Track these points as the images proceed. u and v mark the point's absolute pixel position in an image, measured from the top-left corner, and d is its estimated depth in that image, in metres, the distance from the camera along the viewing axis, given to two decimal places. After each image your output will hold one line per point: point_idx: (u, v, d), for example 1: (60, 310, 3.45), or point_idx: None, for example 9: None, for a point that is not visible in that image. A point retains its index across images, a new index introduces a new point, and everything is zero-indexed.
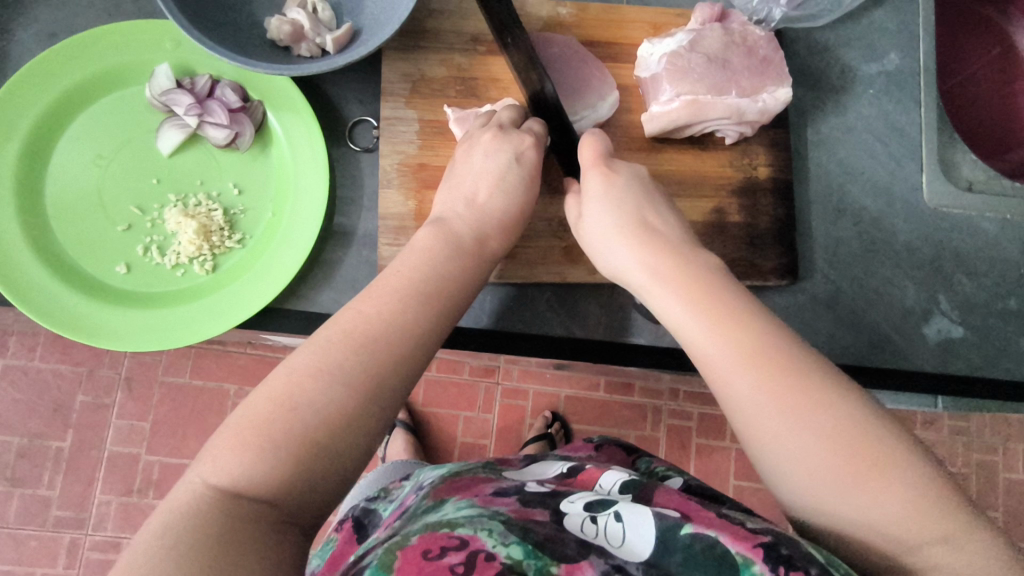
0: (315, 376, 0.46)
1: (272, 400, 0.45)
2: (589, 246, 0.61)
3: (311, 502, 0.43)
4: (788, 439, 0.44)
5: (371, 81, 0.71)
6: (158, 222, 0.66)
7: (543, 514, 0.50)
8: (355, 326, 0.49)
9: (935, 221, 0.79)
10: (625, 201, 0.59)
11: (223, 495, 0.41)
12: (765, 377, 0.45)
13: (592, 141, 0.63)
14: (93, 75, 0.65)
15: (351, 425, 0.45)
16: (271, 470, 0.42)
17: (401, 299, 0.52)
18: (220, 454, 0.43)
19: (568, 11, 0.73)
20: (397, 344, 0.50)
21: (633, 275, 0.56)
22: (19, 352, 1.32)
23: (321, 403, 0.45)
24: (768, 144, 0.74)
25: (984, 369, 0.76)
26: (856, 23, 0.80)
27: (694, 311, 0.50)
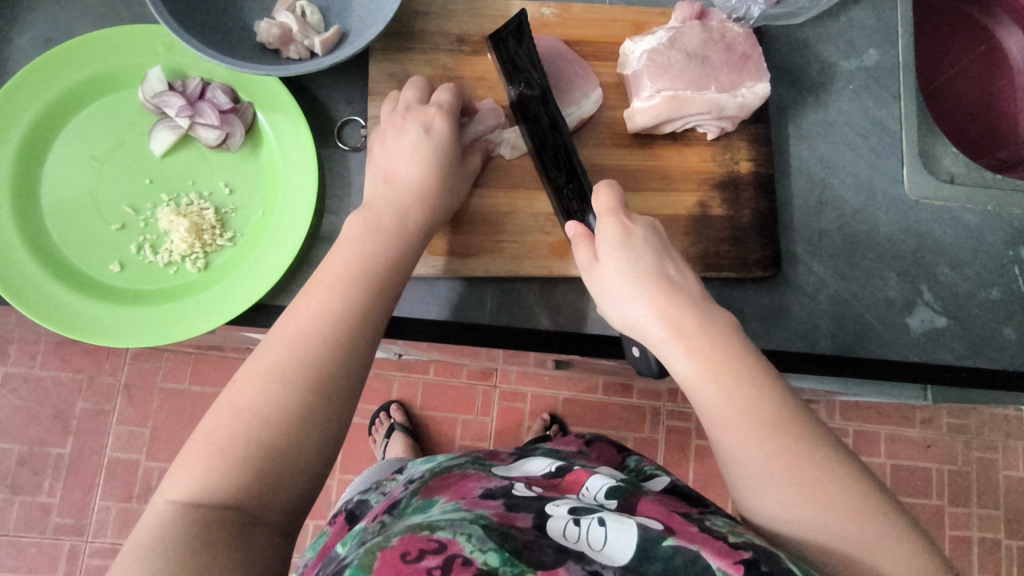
0: (259, 383, 0.50)
1: (219, 417, 0.49)
2: (601, 295, 0.59)
3: (277, 501, 0.47)
4: (795, 505, 0.46)
5: (359, 82, 0.73)
6: (151, 221, 0.67)
7: (526, 518, 0.52)
8: (294, 331, 0.53)
9: (917, 213, 0.80)
10: (645, 258, 0.58)
11: (186, 507, 0.45)
12: (774, 446, 0.48)
13: (608, 188, 0.61)
14: (86, 79, 0.67)
15: (297, 417, 0.49)
16: (232, 479, 0.46)
17: (333, 292, 0.55)
18: (179, 473, 0.47)
19: (551, 11, 0.75)
20: (336, 338, 0.53)
21: (649, 332, 0.56)
22: (20, 360, 1.33)
23: (265, 406, 0.49)
24: (749, 138, 0.75)
25: (968, 359, 0.77)
26: (835, 20, 0.82)
27: (710, 377, 0.51)
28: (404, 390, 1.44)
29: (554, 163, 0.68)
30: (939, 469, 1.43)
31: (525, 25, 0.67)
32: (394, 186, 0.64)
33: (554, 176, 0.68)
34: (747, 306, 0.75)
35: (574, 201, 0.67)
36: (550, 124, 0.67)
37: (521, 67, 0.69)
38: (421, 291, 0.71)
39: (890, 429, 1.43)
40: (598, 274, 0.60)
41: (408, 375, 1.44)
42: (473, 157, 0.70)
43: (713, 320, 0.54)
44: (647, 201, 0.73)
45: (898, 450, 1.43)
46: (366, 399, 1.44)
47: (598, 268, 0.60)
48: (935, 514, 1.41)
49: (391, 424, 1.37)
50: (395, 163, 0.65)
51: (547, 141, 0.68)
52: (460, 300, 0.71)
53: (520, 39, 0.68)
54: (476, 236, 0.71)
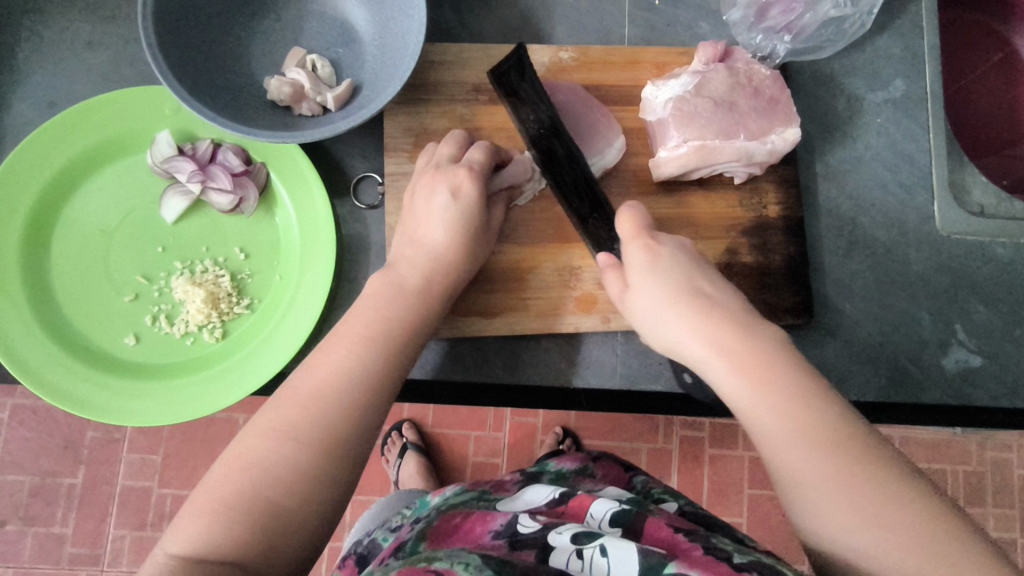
0: (268, 438, 0.49)
1: (228, 466, 0.48)
2: (638, 319, 0.61)
3: (279, 558, 0.45)
4: (846, 516, 0.44)
5: (373, 135, 0.70)
6: (165, 291, 0.65)
7: (529, 552, 0.51)
8: (305, 387, 0.52)
9: (948, 249, 0.78)
10: (674, 275, 0.60)
11: (184, 560, 0.43)
12: (822, 456, 0.46)
13: (638, 205, 0.65)
14: (94, 145, 0.64)
15: (306, 479, 0.48)
16: (234, 535, 0.45)
17: (354, 351, 0.55)
18: (180, 526, 0.45)
19: (569, 55, 0.72)
20: (350, 397, 0.52)
21: (688, 349, 0.56)
22: (27, 392, 1.32)
23: (277, 462, 0.48)
24: (777, 181, 0.73)
25: (1005, 399, 0.75)
26: (860, 51, 0.79)
27: (755, 389, 0.50)
28: (416, 409, 1.43)
29: (576, 195, 0.69)
30: (954, 471, 1.41)
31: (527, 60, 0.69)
32: (421, 250, 0.63)
33: (577, 207, 0.69)
34: None
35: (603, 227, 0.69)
36: (566, 157, 0.70)
37: (525, 100, 0.70)
38: (440, 346, 0.68)
39: (904, 433, 1.42)
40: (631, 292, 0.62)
41: None
42: (495, 208, 0.68)
43: (750, 334, 0.54)
44: None
45: (913, 453, 1.41)
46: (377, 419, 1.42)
47: (631, 292, 0.62)
48: None
49: (404, 444, 1.36)
50: (419, 225, 0.65)
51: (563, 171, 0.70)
52: (481, 354, 0.69)
53: (522, 75, 0.69)
54: (499, 295, 0.69)
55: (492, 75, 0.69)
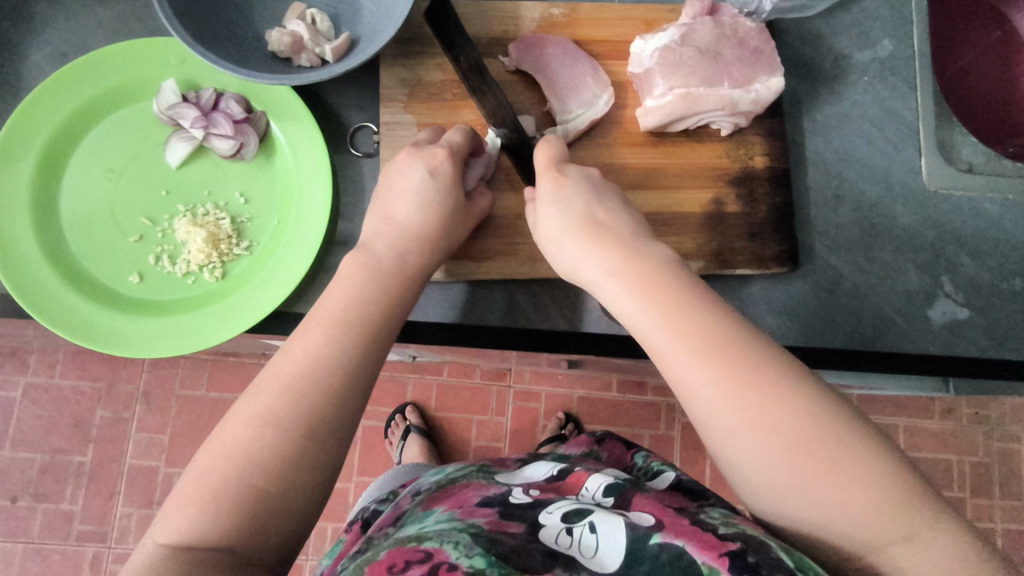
0: (251, 426, 0.49)
1: (210, 457, 0.48)
2: (542, 244, 0.61)
3: (268, 543, 0.46)
4: (728, 420, 0.47)
5: (370, 87, 0.73)
6: (168, 232, 0.68)
7: (519, 525, 0.52)
8: (284, 376, 0.51)
9: (935, 204, 0.79)
10: (576, 204, 0.59)
11: (178, 549, 0.44)
12: (704, 364, 0.48)
13: (550, 142, 0.64)
14: (103, 93, 0.67)
15: (291, 462, 0.48)
16: (225, 524, 0.45)
17: (326, 334, 0.53)
18: (171, 514, 0.46)
19: (560, 12, 0.74)
20: (325, 385, 0.51)
21: (585, 272, 0.57)
22: (39, 371, 1.35)
23: (259, 449, 0.48)
24: (763, 133, 0.75)
25: (992, 351, 0.76)
26: (847, 12, 0.81)
27: (648, 303, 0.51)
28: (419, 392, 1.44)
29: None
30: (960, 461, 1.41)
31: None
32: (397, 230, 0.61)
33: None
34: (768, 304, 0.75)
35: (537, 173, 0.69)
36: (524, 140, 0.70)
37: (488, 83, 0.70)
38: (435, 291, 0.71)
39: (908, 421, 1.41)
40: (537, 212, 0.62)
41: (422, 377, 1.44)
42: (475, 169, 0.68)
43: (646, 255, 0.54)
44: (663, 201, 0.73)
45: (918, 442, 1.41)
46: (381, 401, 1.43)
47: (539, 222, 0.62)
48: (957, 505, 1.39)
49: (407, 427, 1.36)
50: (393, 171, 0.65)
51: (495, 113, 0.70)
52: (474, 299, 0.71)
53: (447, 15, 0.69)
54: (490, 240, 0.71)
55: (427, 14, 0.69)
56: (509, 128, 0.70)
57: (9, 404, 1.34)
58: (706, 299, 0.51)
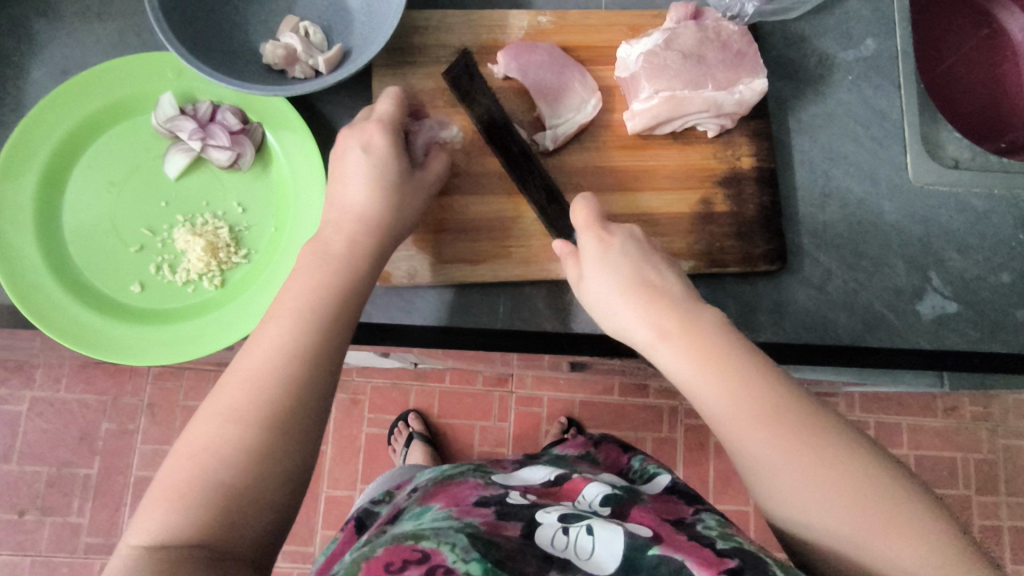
0: (216, 424, 0.50)
1: (179, 458, 0.49)
2: (592, 305, 0.62)
3: (244, 536, 0.47)
4: (794, 488, 0.48)
5: (363, 97, 0.74)
6: (168, 242, 0.70)
7: (515, 527, 0.53)
8: (244, 376, 0.52)
9: (922, 200, 0.80)
10: (625, 266, 0.61)
11: (149, 550, 0.44)
12: (790, 451, 0.48)
13: (585, 202, 0.64)
14: (103, 107, 0.69)
15: (257, 456, 0.49)
16: (196, 520, 0.46)
17: (286, 330, 0.55)
18: (142, 521, 0.46)
19: (547, 19, 0.76)
20: (286, 376, 0.53)
21: (637, 334, 0.58)
22: (46, 385, 1.37)
23: (224, 444, 0.49)
24: (750, 134, 0.76)
25: (982, 343, 0.77)
26: (830, 13, 0.82)
27: (699, 368, 0.53)
28: (421, 399, 1.45)
29: (523, 161, 0.72)
30: (964, 458, 1.41)
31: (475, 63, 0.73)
32: (355, 217, 0.63)
33: (523, 172, 0.72)
34: (758, 301, 0.76)
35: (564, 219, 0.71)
36: (503, 128, 0.73)
37: (471, 77, 0.73)
38: (432, 294, 0.72)
39: (912, 419, 1.42)
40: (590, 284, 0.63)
41: (424, 384, 1.45)
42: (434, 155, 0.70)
43: (696, 318, 0.56)
44: (652, 202, 0.74)
45: (921, 440, 1.41)
46: (383, 408, 1.44)
47: (585, 282, 0.63)
48: (963, 504, 1.39)
49: (410, 433, 1.37)
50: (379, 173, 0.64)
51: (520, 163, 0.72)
52: (468, 302, 0.72)
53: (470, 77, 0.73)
54: (483, 243, 0.72)
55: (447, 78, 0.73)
56: (490, 117, 0.73)
57: (16, 418, 1.35)
58: (756, 363, 0.52)
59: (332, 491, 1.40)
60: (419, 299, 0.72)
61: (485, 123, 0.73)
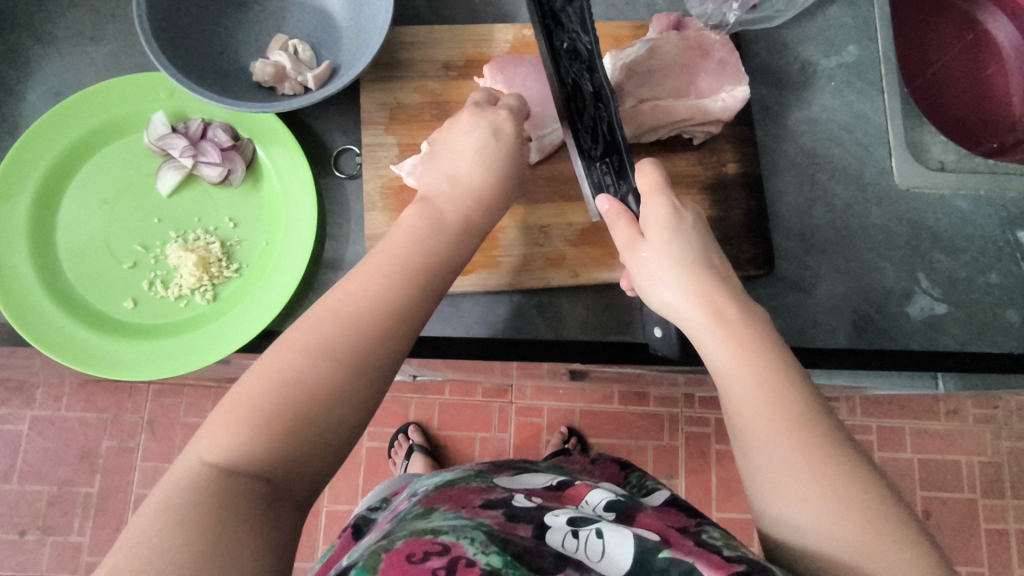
0: (304, 354, 0.47)
1: (265, 378, 0.46)
2: (639, 274, 0.58)
3: (307, 477, 0.45)
4: (805, 509, 0.45)
5: (352, 111, 0.76)
6: (160, 258, 0.70)
7: (526, 526, 0.52)
8: (344, 317, 0.50)
9: (908, 203, 0.80)
10: (689, 246, 0.57)
11: (218, 471, 0.41)
12: (818, 479, 0.45)
13: (652, 165, 0.59)
14: (96, 127, 0.70)
15: (338, 398, 0.47)
16: (270, 449, 0.43)
17: (388, 279, 0.53)
18: (215, 430, 0.43)
19: (532, 32, 0.77)
20: (383, 327, 0.50)
21: (686, 314, 0.54)
22: (46, 404, 1.37)
23: (315, 377, 0.46)
24: (734, 140, 0.78)
25: (971, 344, 0.77)
26: (812, 21, 0.84)
27: (743, 362, 0.50)
28: (421, 411, 1.45)
29: (591, 135, 0.63)
30: (968, 461, 1.40)
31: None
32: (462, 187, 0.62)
33: (589, 147, 0.64)
34: None
35: (610, 177, 0.65)
36: (593, 94, 0.63)
37: (565, 26, 0.60)
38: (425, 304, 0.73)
39: (915, 423, 1.41)
40: (640, 253, 0.58)
41: (423, 397, 1.45)
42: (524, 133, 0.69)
43: (755, 320, 0.53)
44: None
45: (925, 444, 1.41)
46: (383, 422, 1.44)
47: (640, 247, 0.58)
48: (968, 507, 1.38)
49: (410, 446, 1.37)
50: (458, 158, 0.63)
51: (586, 109, 0.63)
52: (460, 311, 0.74)
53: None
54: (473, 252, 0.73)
55: None
56: (566, 75, 0.61)
57: (17, 438, 1.36)
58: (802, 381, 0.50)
59: (333, 505, 1.40)
60: None
61: (561, 83, 0.60)
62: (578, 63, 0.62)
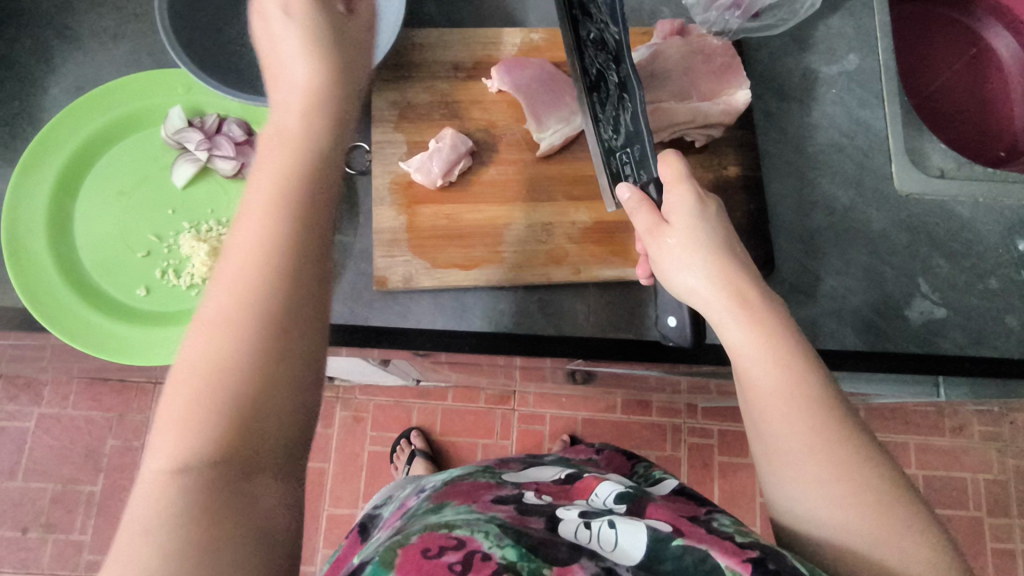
0: (208, 333, 0.38)
1: (183, 372, 0.37)
2: (659, 258, 0.58)
3: (272, 446, 0.37)
4: (822, 490, 0.46)
5: (363, 110, 0.78)
6: (174, 248, 0.72)
7: (538, 521, 0.52)
8: (240, 267, 0.40)
9: (907, 208, 0.82)
10: (713, 230, 0.57)
11: (175, 475, 0.35)
12: (833, 465, 0.46)
13: (675, 155, 0.58)
14: (115, 120, 0.73)
15: (269, 349, 0.38)
16: (214, 432, 0.36)
17: (275, 201, 0.42)
18: (156, 440, 0.36)
19: (539, 36, 0.79)
20: (273, 254, 0.41)
21: (709, 298, 0.54)
22: (53, 402, 1.39)
23: (230, 345, 0.38)
24: (735, 144, 0.80)
25: (971, 348, 0.78)
26: (813, 30, 0.85)
27: (766, 345, 0.50)
28: (424, 417, 1.45)
29: (612, 125, 0.65)
30: (974, 479, 1.39)
31: None
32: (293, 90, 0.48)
33: (609, 137, 0.65)
34: None
35: (631, 167, 0.66)
36: (618, 84, 0.64)
37: (595, 17, 0.63)
38: (434, 300, 0.75)
39: (920, 438, 1.41)
40: (663, 239, 0.59)
41: (426, 402, 1.46)
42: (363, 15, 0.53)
43: (776, 304, 0.53)
44: None
45: (930, 459, 1.40)
46: (386, 426, 1.45)
47: (664, 231, 0.59)
48: (973, 525, 1.38)
49: (412, 450, 1.38)
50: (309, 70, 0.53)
51: (611, 100, 0.65)
52: (463, 306, 0.75)
53: None
54: (478, 249, 0.75)
55: None
56: (591, 65, 0.63)
57: (24, 435, 1.38)
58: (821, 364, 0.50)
59: (334, 509, 1.40)
60: (424, 305, 0.75)
61: (585, 72, 0.63)
62: (603, 53, 0.64)
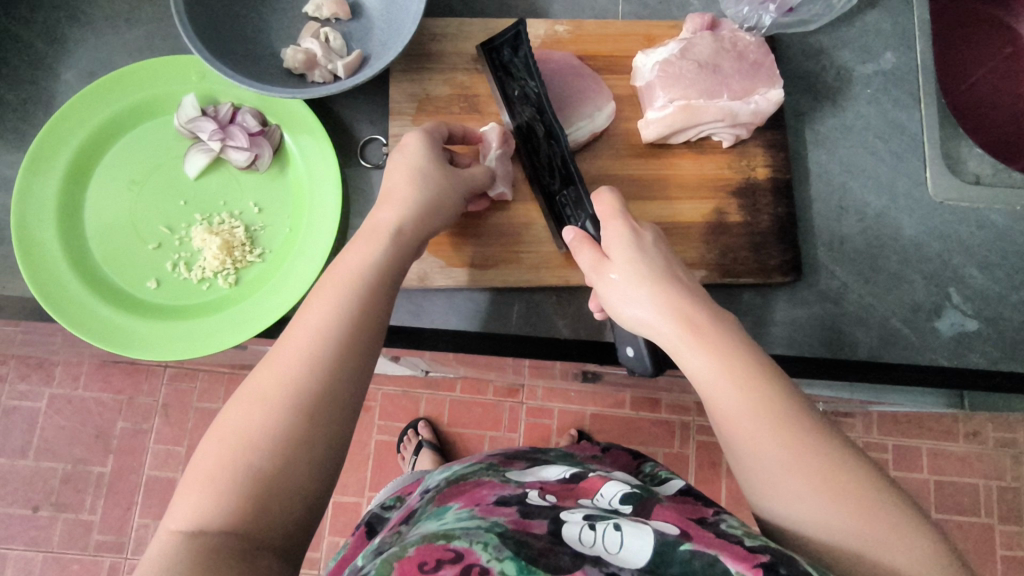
0: (252, 405, 0.49)
1: (220, 441, 0.47)
2: (610, 296, 0.59)
3: (275, 523, 0.45)
4: (802, 496, 0.46)
5: (380, 101, 0.76)
6: (185, 240, 0.71)
7: (541, 524, 0.50)
8: (273, 375, 0.50)
9: (942, 216, 0.78)
10: (657, 255, 0.59)
11: (188, 535, 0.43)
12: (805, 470, 0.47)
13: (609, 194, 0.62)
14: (128, 107, 0.71)
15: (295, 440, 0.48)
16: (229, 503, 0.44)
17: (332, 302, 0.54)
18: (182, 502, 0.45)
19: (564, 29, 0.77)
20: (329, 353, 0.52)
21: (658, 328, 0.55)
22: (64, 382, 1.39)
23: (260, 426, 0.48)
24: (765, 145, 0.77)
25: (1002, 362, 0.75)
26: (850, 26, 0.82)
27: (717, 367, 0.51)
28: (432, 407, 1.44)
29: (549, 171, 0.71)
30: (987, 486, 1.37)
31: (525, 34, 0.69)
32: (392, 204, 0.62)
33: (547, 183, 0.71)
34: (778, 312, 0.76)
35: (569, 206, 0.70)
36: (545, 133, 0.71)
37: (516, 76, 0.71)
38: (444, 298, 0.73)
39: (932, 443, 1.38)
40: (609, 275, 0.59)
41: (435, 393, 1.44)
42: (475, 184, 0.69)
43: (716, 319, 0.54)
44: (665, 211, 0.75)
45: (942, 465, 1.37)
46: (393, 416, 1.44)
47: (609, 265, 0.59)
48: (984, 533, 1.35)
49: (419, 442, 1.36)
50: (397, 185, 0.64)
51: (541, 149, 0.71)
52: (474, 304, 0.73)
53: (516, 49, 0.71)
54: (492, 248, 0.73)
55: (486, 48, 0.71)
56: (518, 120, 0.72)
57: (35, 414, 1.38)
58: (764, 367, 0.51)
59: (340, 497, 1.40)
60: (433, 306, 0.73)
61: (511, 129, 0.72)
62: (530, 109, 0.71)
